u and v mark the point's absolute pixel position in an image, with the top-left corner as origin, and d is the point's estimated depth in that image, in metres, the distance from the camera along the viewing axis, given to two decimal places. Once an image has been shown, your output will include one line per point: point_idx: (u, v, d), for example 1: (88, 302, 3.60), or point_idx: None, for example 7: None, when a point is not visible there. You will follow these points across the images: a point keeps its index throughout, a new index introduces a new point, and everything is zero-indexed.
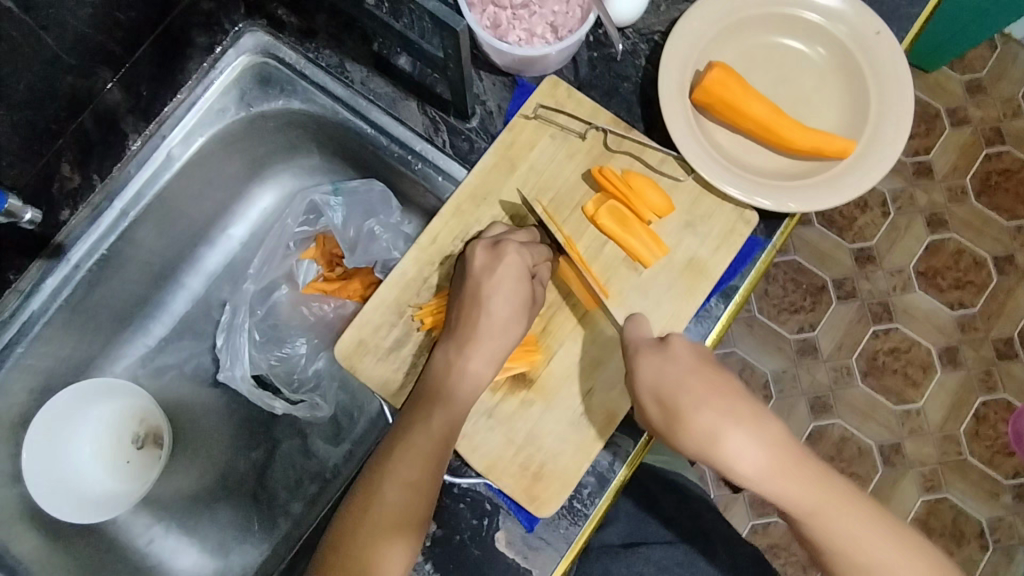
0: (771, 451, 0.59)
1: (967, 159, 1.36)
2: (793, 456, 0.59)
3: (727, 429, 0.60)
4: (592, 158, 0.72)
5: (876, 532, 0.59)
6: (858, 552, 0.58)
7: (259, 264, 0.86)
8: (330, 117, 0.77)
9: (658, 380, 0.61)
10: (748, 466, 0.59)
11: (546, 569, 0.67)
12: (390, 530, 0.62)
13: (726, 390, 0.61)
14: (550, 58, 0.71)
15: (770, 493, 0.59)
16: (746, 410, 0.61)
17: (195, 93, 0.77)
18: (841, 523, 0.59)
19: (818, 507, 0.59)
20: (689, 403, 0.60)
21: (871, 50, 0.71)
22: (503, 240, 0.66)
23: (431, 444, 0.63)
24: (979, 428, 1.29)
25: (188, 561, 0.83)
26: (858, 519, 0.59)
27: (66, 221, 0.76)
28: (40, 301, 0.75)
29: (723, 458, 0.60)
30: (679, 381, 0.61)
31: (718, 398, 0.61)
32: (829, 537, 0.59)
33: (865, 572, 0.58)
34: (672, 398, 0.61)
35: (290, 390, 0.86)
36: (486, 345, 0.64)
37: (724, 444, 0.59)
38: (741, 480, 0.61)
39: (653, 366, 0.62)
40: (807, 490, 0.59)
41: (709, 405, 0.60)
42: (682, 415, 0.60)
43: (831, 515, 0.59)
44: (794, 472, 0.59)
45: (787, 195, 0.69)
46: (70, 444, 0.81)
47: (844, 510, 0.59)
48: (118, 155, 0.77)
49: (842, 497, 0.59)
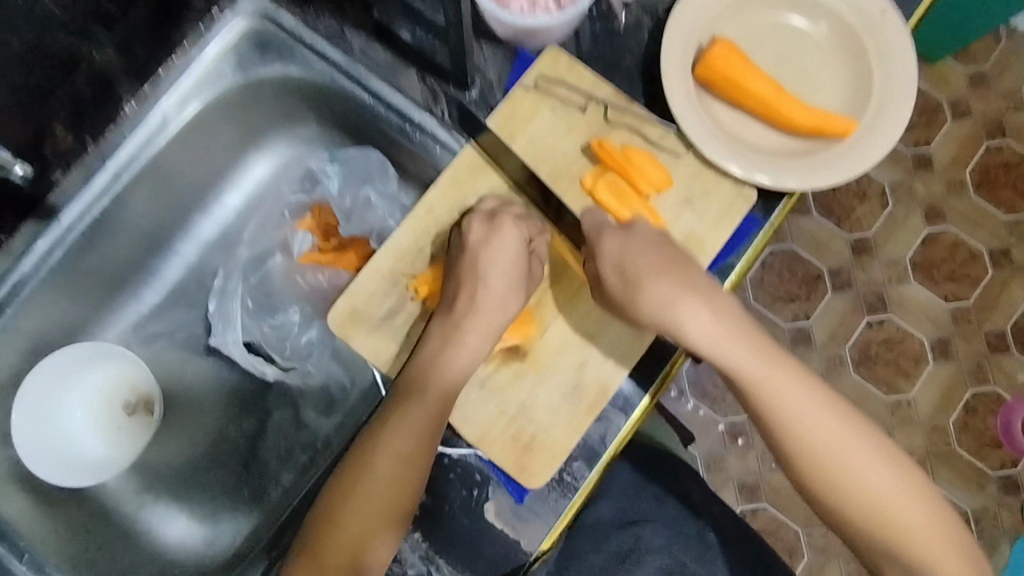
0: (720, 316, 0.62)
1: (966, 152, 1.36)
2: (740, 320, 0.62)
3: (681, 295, 0.62)
4: (591, 132, 0.71)
5: (819, 403, 0.61)
6: (803, 424, 0.60)
7: (254, 231, 0.89)
8: (329, 84, 0.76)
9: (621, 255, 0.63)
10: (700, 328, 0.61)
11: (534, 540, 0.68)
12: (381, 501, 0.62)
13: (683, 264, 0.64)
14: (552, 30, 0.70)
15: (720, 357, 0.62)
16: (699, 279, 0.63)
17: (191, 55, 0.76)
18: (791, 396, 0.60)
19: (765, 375, 0.61)
20: (647, 272, 0.63)
21: (877, 30, 0.71)
22: (499, 212, 0.66)
23: (430, 418, 0.63)
24: (967, 420, 1.30)
25: (178, 528, 0.82)
26: (801, 390, 0.61)
27: (58, 181, 0.75)
28: (30, 264, 0.74)
29: (676, 323, 0.62)
30: (639, 253, 0.63)
31: (675, 269, 0.63)
32: (777, 408, 0.60)
33: (810, 441, 0.60)
34: (633, 270, 0.63)
35: (283, 358, 0.87)
36: (483, 321, 0.64)
37: (678, 308, 0.62)
38: (696, 349, 0.62)
39: (615, 243, 0.64)
40: (756, 356, 0.61)
41: (667, 275, 0.63)
42: (639, 284, 0.62)
43: (777, 386, 0.61)
44: (743, 335, 0.62)
45: (786, 173, 0.69)
46: (61, 407, 0.80)
47: (794, 384, 0.61)
48: (112, 116, 0.76)
49: (785, 365, 0.62)
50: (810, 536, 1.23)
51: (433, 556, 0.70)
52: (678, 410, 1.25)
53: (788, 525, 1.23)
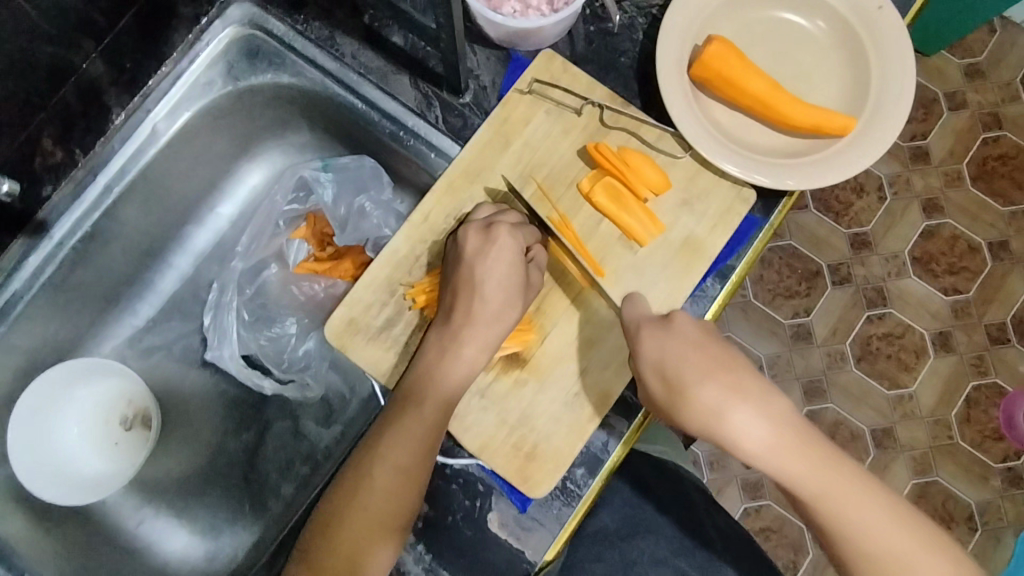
0: (777, 426, 0.59)
1: (963, 144, 1.35)
2: (801, 431, 0.59)
3: (732, 403, 0.59)
4: (588, 135, 0.70)
5: (885, 514, 0.58)
6: (868, 541, 0.57)
7: (247, 242, 0.84)
8: (320, 91, 0.75)
9: (661, 358, 0.61)
10: (755, 440, 0.58)
11: (539, 550, 0.67)
12: (379, 513, 0.61)
13: (731, 365, 0.61)
14: (545, 31, 0.69)
15: (777, 470, 0.59)
16: (751, 385, 0.60)
17: (181, 65, 0.75)
18: (856, 511, 0.58)
19: (826, 489, 0.58)
20: (692, 378, 0.60)
21: (874, 25, 0.70)
22: (494, 222, 0.65)
23: (428, 428, 0.62)
24: (969, 413, 1.29)
25: (178, 542, 0.82)
26: (866, 504, 0.58)
27: (49, 197, 0.74)
28: (22, 280, 0.73)
29: (730, 436, 0.59)
30: (680, 355, 0.61)
31: (722, 373, 0.61)
32: (839, 521, 0.58)
33: (875, 556, 0.57)
34: (676, 375, 0.60)
35: (281, 371, 0.85)
36: (481, 330, 0.63)
37: (729, 420, 0.59)
38: (751, 459, 0.60)
39: (654, 344, 0.62)
40: (813, 466, 0.58)
41: (713, 380, 0.60)
42: (687, 393, 0.60)
43: (838, 498, 0.58)
44: (803, 449, 0.58)
45: (785, 173, 0.68)
46: (56, 425, 0.79)
47: (858, 495, 0.58)
48: (102, 129, 0.75)
49: (846, 475, 0.59)
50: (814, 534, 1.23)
51: (437, 569, 0.67)
52: None
53: (792, 523, 1.23)
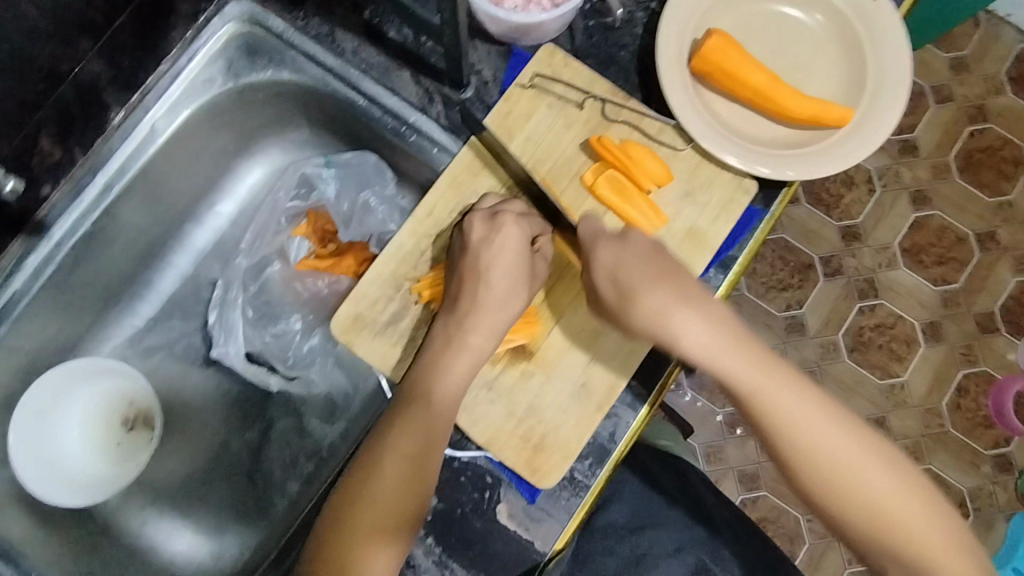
0: (715, 323, 0.60)
1: (951, 137, 1.37)
2: (739, 334, 0.60)
3: (677, 307, 0.60)
4: (590, 128, 0.71)
5: (821, 413, 0.59)
6: (806, 437, 0.58)
7: (250, 239, 0.84)
8: (321, 88, 0.75)
9: (616, 263, 0.62)
10: (694, 337, 0.60)
11: (548, 540, 0.67)
12: (389, 505, 0.61)
13: (678, 273, 0.62)
14: (546, 26, 0.70)
15: (717, 365, 0.60)
16: (692, 288, 0.61)
17: (180, 63, 0.74)
18: (795, 411, 0.59)
19: (766, 388, 0.59)
20: (639, 283, 0.61)
21: (869, 18, 0.71)
22: (500, 210, 0.66)
23: (435, 418, 0.62)
24: (960, 401, 1.31)
25: (182, 542, 0.81)
26: (801, 401, 0.59)
27: (48, 196, 0.73)
28: (22, 280, 0.72)
29: (674, 336, 0.60)
30: (630, 264, 0.62)
31: (669, 280, 0.62)
32: (779, 420, 0.59)
33: (812, 452, 0.58)
34: (625, 280, 0.61)
35: (285, 367, 0.85)
36: (486, 319, 0.64)
37: (670, 317, 0.60)
38: (695, 361, 0.61)
39: (609, 253, 0.63)
40: (752, 366, 0.59)
41: (660, 285, 0.61)
42: (631, 296, 0.61)
43: (777, 395, 0.59)
44: (743, 348, 0.60)
45: (785, 163, 0.69)
46: (56, 427, 0.78)
47: (797, 396, 0.59)
48: (101, 127, 0.75)
49: (789, 380, 0.60)
50: (811, 523, 1.24)
51: (448, 561, 0.67)
52: (678, 403, 1.25)
53: (789, 513, 1.24)
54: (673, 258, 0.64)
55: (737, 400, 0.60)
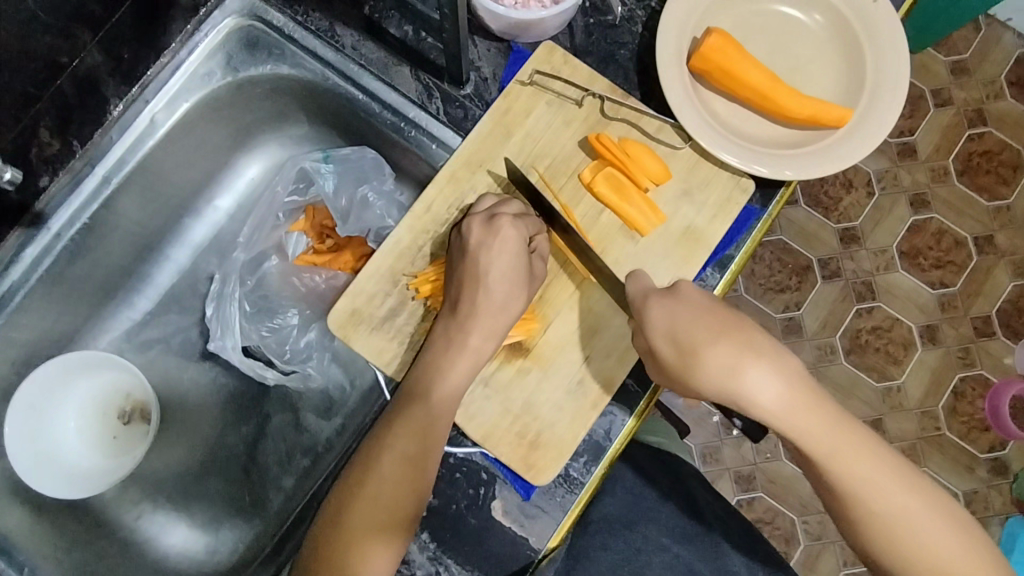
0: (795, 387, 0.56)
1: (950, 140, 1.38)
2: (813, 391, 0.57)
3: (747, 363, 0.57)
4: (589, 126, 0.71)
5: (889, 473, 0.57)
6: (877, 496, 0.57)
7: (248, 233, 0.84)
8: (320, 82, 0.75)
9: (671, 324, 0.61)
10: (772, 398, 0.56)
11: (543, 537, 0.67)
12: (387, 504, 0.61)
13: (741, 327, 0.59)
14: (546, 23, 0.70)
15: (793, 431, 0.56)
16: (765, 347, 0.58)
17: (180, 56, 0.75)
18: (865, 471, 0.57)
19: (837, 449, 0.57)
20: (703, 339, 0.59)
21: (869, 18, 0.71)
22: (497, 214, 0.65)
23: (434, 417, 0.62)
24: (956, 405, 1.32)
25: (177, 537, 0.81)
26: (877, 467, 0.57)
27: (46, 187, 0.73)
28: (20, 271, 0.72)
29: (744, 396, 0.57)
30: (689, 322, 0.60)
31: (734, 334, 0.59)
32: (849, 480, 0.57)
33: (888, 519, 0.57)
34: (687, 337, 0.59)
35: (283, 362, 0.84)
36: (485, 320, 0.64)
37: (745, 381, 0.56)
38: (765, 419, 0.57)
39: (662, 310, 0.61)
40: (826, 426, 0.56)
41: (726, 341, 0.58)
42: (699, 357, 0.58)
43: (852, 462, 0.57)
44: (817, 408, 0.56)
45: (783, 163, 0.69)
46: (54, 418, 0.79)
47: (868, 455, 0.57)
48: (100, 119, 0.74)
49: (859, 437, 0.57)
50: (806, 524, 1.24)
51: (442, 558, 0.67)
52: (675, 404, 1.25)
53: (784, 514, 1.24)
54: (694, 287, 0.64)
55: (806, 457, 0.58)
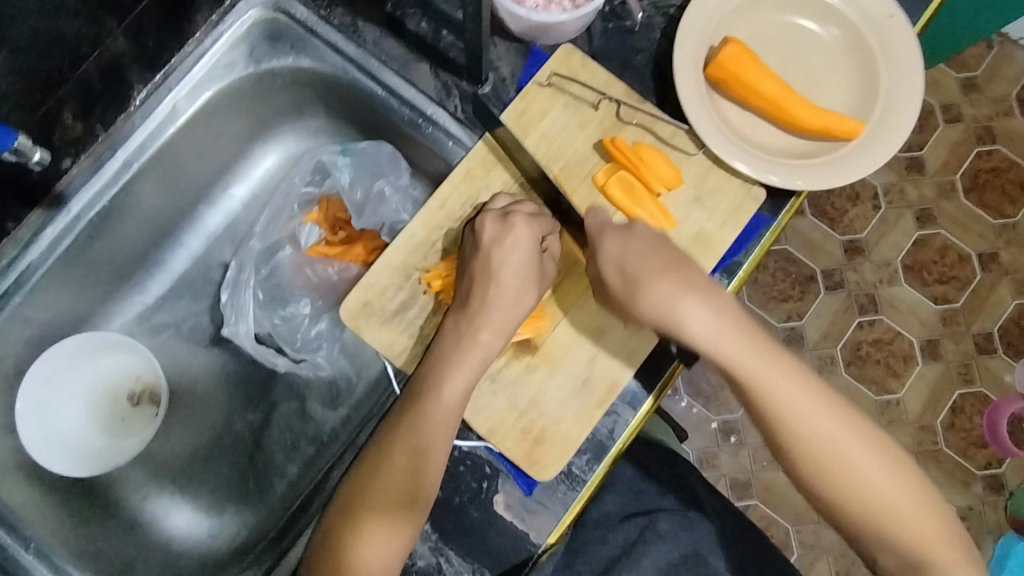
0: (721, 312, 0.61)
1: (958, 157, 1.38)
2: (740, 319, 0.61)
3: (681, 292, 0.61)
4: (604, 129, 0.72)
5: (813, 399, 0.60)
6: (802, 421, 0.59)
7: (264, 223, 0.85)
8: (340, 76, 0.76)
9: (621, 255, 0.63)
10: (701, 326, 0.60)
11: (543, 532, 0.68)
12: (395, 497, 0.62)
13: (683, 264, 0.63)
14: (566, 26, 0.71)
15: (723, 358, 0.60)
16: (698, 280, 0.62)
17: (204, 45, 0.75)
18: (791, 397, 0.59)
19: (765, 375, 0.60)
20: (647, 272, 0.62)
21: (883, 33, 0.72)
22: (511, 211, 0.66)
23: (441, 413, 0.63)
24: (955, 420, 1.32)
25: (180, 520, 0.82)
26: (801, 391, 0.60)
27: (68, 170, 0.74)
28: (39, 251, 0.73)
29: (678, 322, 0.61)
30: (639, 256, 0.63)
31: (674, 270, 0.62)
32: (777, 405, 0.60)
33: (813, 445, 0.59)
34: (633, 269, 0.62)
35: (293, 350, 0.85)
36: (497, 318, 0.64)
37: (675, 306, 0.61)
38: (698, 347, 0.61)
39: (616, 244, 0.64)
40: (752, 352, 0.60)
41: (666, 276, 0.62)
42: (639, 288, 0.62)
43: (778, 385, 0.60)
44: (742, 334, 0.60)
45: (794, 173, 0.70)
46: (65, 396, 0.80)
47: (793, 381, 0.60)
48: (123, 105, 0.76)
49: (787, 366, 0.61)
50: (801, 533, 1.25)
51: (444, 549, 0.68)
52: (675, 408, 1.26)
53: (779, 522, 1.25)
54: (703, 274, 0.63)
55: (737, 386, 0.61)
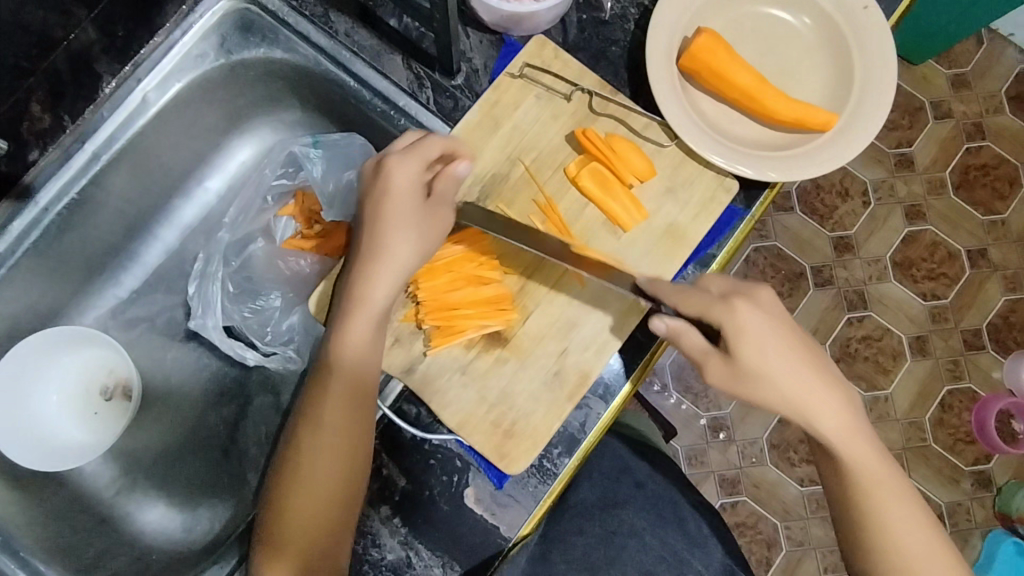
0: (848, 415, 0.62)
1: (947, 153, 1.38)
2: (863, 426, 0.63)
3: (813, 384, 0.62)
4: (576, 121, 0.71)
5: (912, 518, 0.61)
6: (899, 535, 0.61)
7: (234, 214, 0.84)
8: (312, 67, 0.76)
9: (763, 334, 0.61)
10: (824, 419, 0.62)
11: (514, 526, 0.68)
12: (324, 500, 0.62)
13: (820, 360, 0.64)
14: (538, 17, 0.71)
15: (841, 453, 0.62)
16: (834, 374, 0.64)
17: (174, 36, 0.75)
18: (894, 507, 0.61)
19: (876, 483, 0.61)
20: (784, 357, 0.61)
21: (859, 24, 0.72)
22: (385, 156, 0.65)
23: (346, 382, 0.63)
24: (943, 416, 1.32)
25: (153, 516, 0.81)
26: (906, 510, 0.62)
27: (35, 161, 0.73)
28: (6, 244, 0.72)
29: (804, 409, 0.62)
30: (773, 335, 0.61)
31: (811, 365, 0.63)
32: (877, 509, 0.61)
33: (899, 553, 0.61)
34: (767, 350, 0.61)
35: (264, 343, 0.84)
36: (386, 271, 0.64)
37: (811, 397, 0.62)
38: (818, 436, 0.63)
39: (749, 313, 0.61)
40: (869, 457, 0.62)
41: (805, 368, 0.62)
42: (771, 368, 0.60)
43: (891, 497, 0.61)
44: (865, 438, 0.62)
45: (767, 165, 0.69)
46: (37, 389, 0.80)
47: (900, 495, 0.62)
48: (91, 96, 0.74)
49: (899, 481, 0.62)
50: (789, 529, 1.25)
51: (413, 543, 0.68)
52: (662, 404, 1.26)
53: (766, 518, 1.25)
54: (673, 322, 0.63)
55: (842, 480, 0.62)
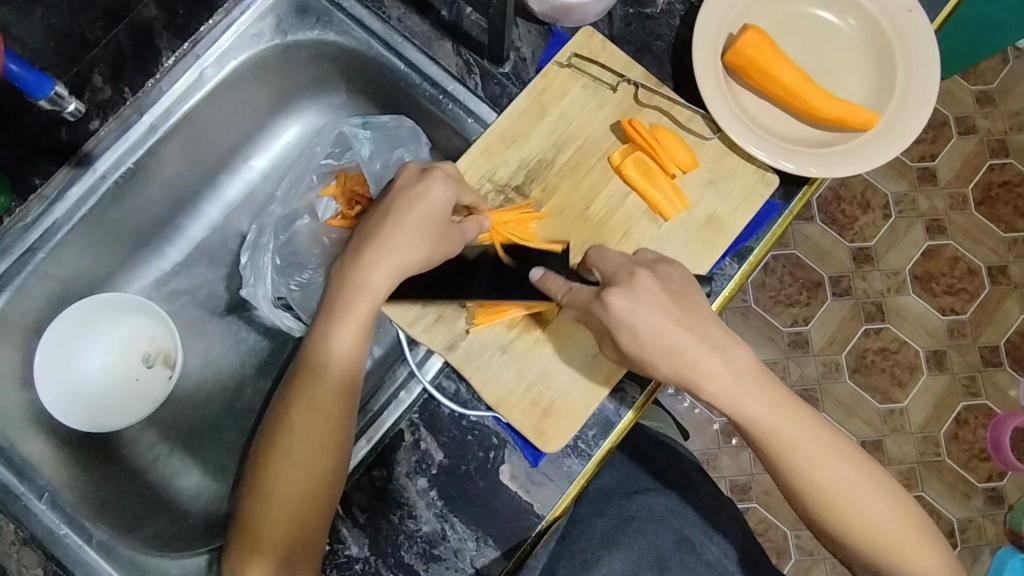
0: (739, 370, 0.63)
1: (970, 170, 1.39)
2: (756, 376, 0.63)
3: (702, 352, 0.62)
4: (622, 111, 0.73)
5: (819, 443, 0.64)
6: (810, 465, 0.63)
7: (285, 189, 0.86)
8: (364, 51, 0.78)
9: (635, 319, 0.61)
10: (718, 382, 0.62)
11: (548, 504, 0.69)
12: (293, 500, 0.63)
13: (701, 320, 0.63)
14: (588, 8, 0.73)
15: (740, 411, 0.63)
16: (719, 333, 0.63)
17: (232, 15, 0.77)
18: (799, 439, 0.63)
19: (776, 425, 0.63)
20: (668, 335, 0.61)
21: (903, 27, 0.73)
22: (432, 168, 0.68)
23: (338, 386, 0.65)
24: (958, 431, 1.32)
25: (184, 486, 0.83)
26: (812, 442, 0.64)
27: (95, 131, 0.75)
28: (64, 209, 0.75)
29: (697, 377, 0.62)
30: (649, 316, 0.61)
31: (697, 329, 0.62)
32: (786, 450, 0.63)
33: (817, 481, 0.63)
34: (649, 333, 0.61)
35: (308, 316, 0.85)
36: (387, 262, 0.65)
37: (703, 365, 0.62)
38: (714, 401, 0.64)
39: (623, 301, 0.61)
40: (765, 405, 0.63)
41: (688, 335, 0.62)
42: (653, 344, 0.61)
43: (791, 432, 0.63)
44: (759, 390, 0.63)
45: (809, 161, 0.71)
46: (81, 352, 0.81)
47: (802, 426, 0.64)
48: (152, 69, 0.76)
49: (799, 414, 0.64)
50: (799, 538, 1.25)
51: (449, 516, 0.69)
52: (676, 407, 1.27)
53: (777, 527, 1.25)
54: (562, 284, 0.66)
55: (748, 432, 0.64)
